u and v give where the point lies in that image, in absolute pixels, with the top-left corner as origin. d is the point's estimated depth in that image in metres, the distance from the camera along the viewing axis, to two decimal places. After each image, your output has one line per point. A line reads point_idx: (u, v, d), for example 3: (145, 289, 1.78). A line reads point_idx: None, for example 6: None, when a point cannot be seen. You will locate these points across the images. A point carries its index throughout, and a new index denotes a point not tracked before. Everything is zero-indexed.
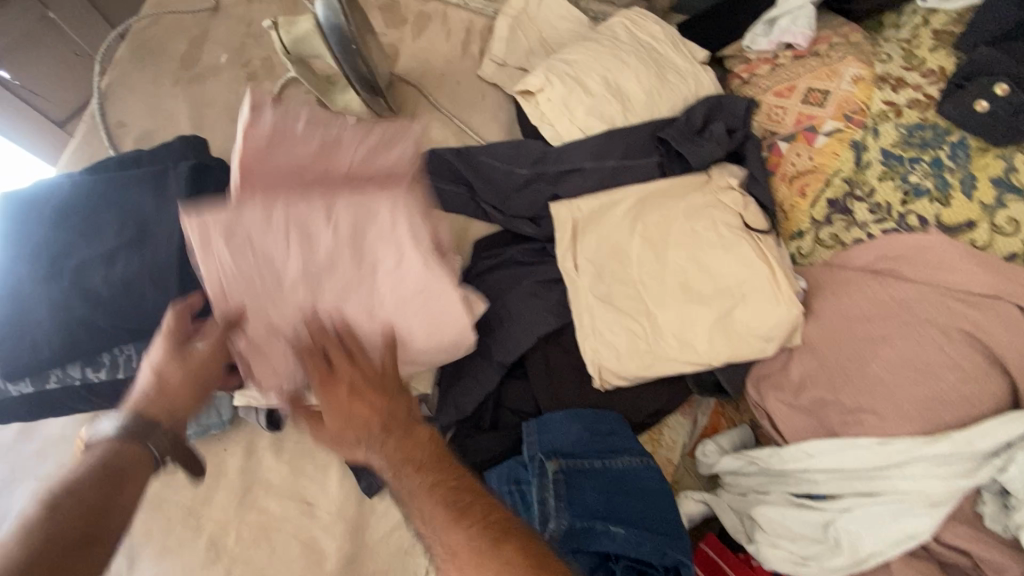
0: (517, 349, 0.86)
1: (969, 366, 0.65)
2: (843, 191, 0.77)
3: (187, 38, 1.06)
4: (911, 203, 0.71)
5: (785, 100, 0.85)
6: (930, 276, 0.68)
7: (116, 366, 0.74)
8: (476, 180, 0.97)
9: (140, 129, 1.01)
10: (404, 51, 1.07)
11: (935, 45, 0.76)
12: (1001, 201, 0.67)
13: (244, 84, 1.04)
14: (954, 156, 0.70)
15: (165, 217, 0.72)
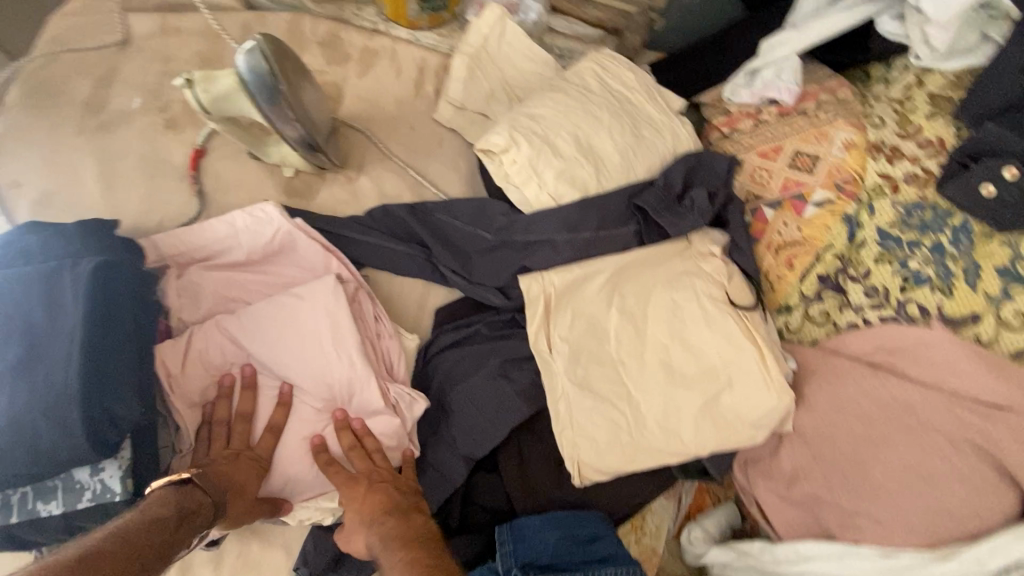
0: (488, 446, 0.78)
1: (980, 480, 0.60)
2: (835, 268, 0.71)
3: (91, 78, 0.91)
4: (911, 291, 0.65)
5: (771, 163, 0.78)
6: (931, 374, 0.63)
7: (7, 507, 0.61)
8: (436, 244, 0.87)
9: (36, 189, 0.86)
10: (349, 92, 0.95)
11: (932, 112, 0.70)
12: (1007, 293, 0.62)
13: (163, 134, 0.90)
14: (956, 241, 0.64)
15: (60, 330, 0.59)
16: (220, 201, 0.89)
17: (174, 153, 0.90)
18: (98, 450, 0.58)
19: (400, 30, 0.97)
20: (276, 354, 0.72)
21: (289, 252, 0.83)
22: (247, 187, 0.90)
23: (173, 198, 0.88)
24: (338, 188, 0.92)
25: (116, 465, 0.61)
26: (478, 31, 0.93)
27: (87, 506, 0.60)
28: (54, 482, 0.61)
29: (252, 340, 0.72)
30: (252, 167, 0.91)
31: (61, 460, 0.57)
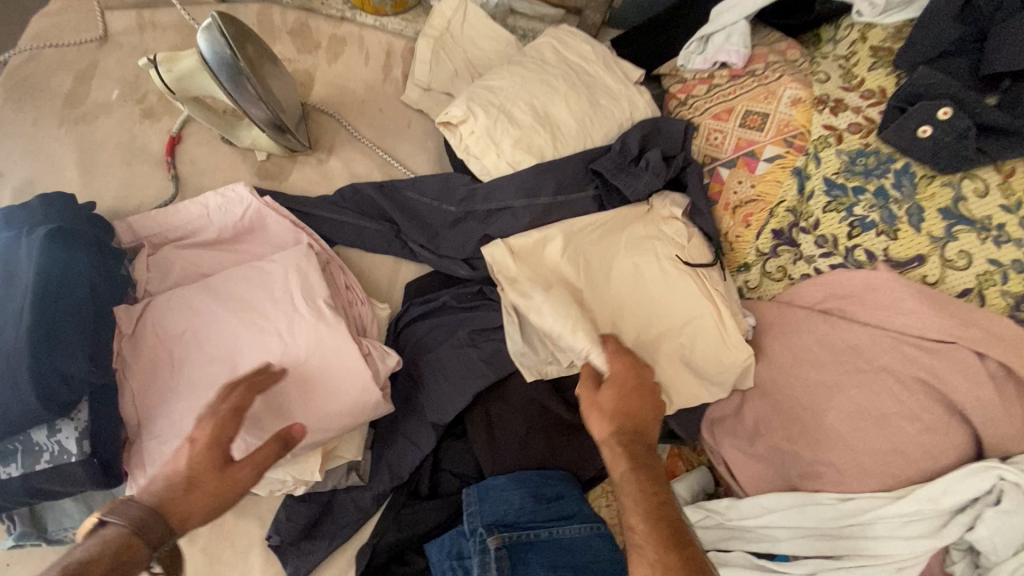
0: (453, 410, 0.78)
1: (930, 418, 0.60)
2: (787, 221, 0.72)
3: (72, 73, 0.95)
4: (859, 237, 0.66)
5: (723, 124, 0.79)
6: (879, 317, 0.63)
7: None
8: (401, 218, 0.89)
9: (19, 177, 0.90)
10: (319, 76, 0.98)
11: (874, 63, 0.71)
12: (951, 233, 0.62)
13: (140, 122, 0.94)
14: (899, 185, 0.65)
15: (16, 293, 0.62)
16: (194, 184, 0.92)
17: (151, 141, 0.93)
18: (50, 407, 0.60)
19: (366, 17, 1.00)
20: (242, 317, 0.74)
21: (259, 230, 0.86)
22: (221, 170, 0.92)
23: (150, 183, 0.91)
24: (309, 169, 0.94)
25: (71, 427, 0.62)
26: (441, 14, 0.96)
27: (45, 468, 0.61)
28: (13, 446, 0.62)
29: (219, 304, 0.75)
30: (224, 152, 0.93)
31: (15, 419, 0.59)
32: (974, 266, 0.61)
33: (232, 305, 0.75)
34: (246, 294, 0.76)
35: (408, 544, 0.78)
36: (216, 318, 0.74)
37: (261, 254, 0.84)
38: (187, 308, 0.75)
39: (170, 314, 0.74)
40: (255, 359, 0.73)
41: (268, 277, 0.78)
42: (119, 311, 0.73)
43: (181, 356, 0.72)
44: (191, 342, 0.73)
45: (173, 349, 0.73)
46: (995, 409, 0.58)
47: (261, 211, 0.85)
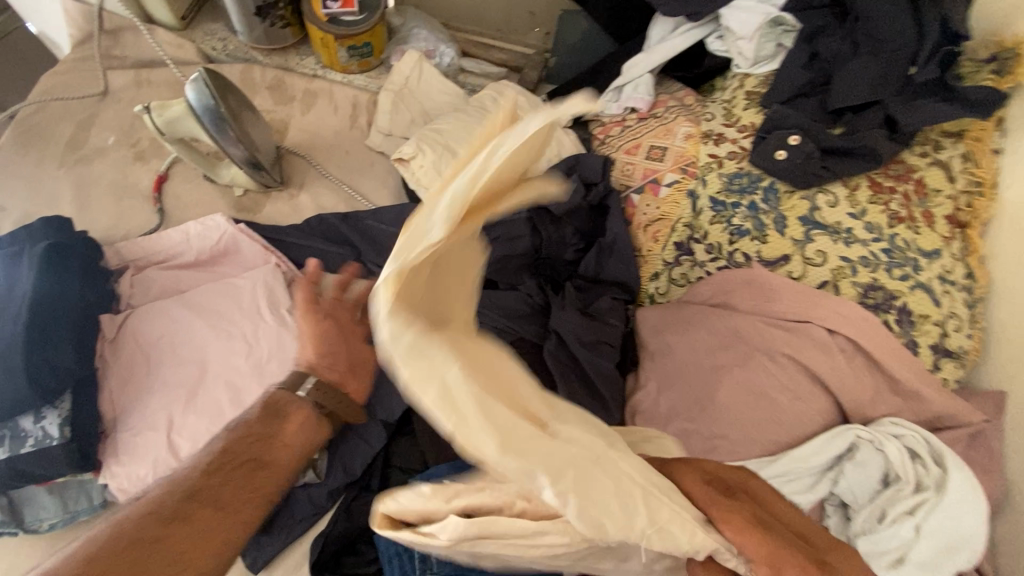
0: (399, 407, 0.87)
1: (798, 388, 0.71)
2: (686, 235, 0.86)
3: (74, 122, 1.08)
4: (737, 243, 0.79)
5: (634, 157, 0.94)
6: (754, 307, 0.75)
7: None
8: (362, 242, 1.01)
9: (20, 212, 1.01)
10: (293, 124, 1.12)
11: (747, 104, 0.86)
12: (808, 236, 0.75)
13: (132, 163, 1.06)
14: (766, 199, 0.78)
15: (14, 296, 0.71)
16: (178, 216, 1.03)
17: (140, 179, 1.05)
18: (39, 394, 0.69)
19: (335, 75, 1.14)
20: (212, 325, 0.84)
21: (232, 253, 0.97)
22: (202, 204, 1.04)
23: (138, 216, 1.03)
24: (282, 202, 1.07)
25: (55, 414, 0.71)
26: (400, 72, 1.11)
27: (29, 450, 0.69)
28: (3, 431, 0.70)
29: (192, 314, 0.84)
30: (205, 188, 1.06)
31: (8, 403, 0.68)
32: (828, 263, 0.74)
33: (203, 315, 0.85)
34: (215, 305, 0.86)
35: (358, 535, 0.84)
36: (187, 326, 0.84)
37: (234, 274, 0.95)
38: (162, 318, 0.84)
39: (147, 323, 0.83)
40: (223, 361, 0.82)
41: (236, 290, 0.87)
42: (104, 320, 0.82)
43: (154, 359, 0.81)
44: (164, 347, 0.82)
45: (149, 352, 0.82)
46: (844, 376, 0.70)
47: (235, 237, 0.96)
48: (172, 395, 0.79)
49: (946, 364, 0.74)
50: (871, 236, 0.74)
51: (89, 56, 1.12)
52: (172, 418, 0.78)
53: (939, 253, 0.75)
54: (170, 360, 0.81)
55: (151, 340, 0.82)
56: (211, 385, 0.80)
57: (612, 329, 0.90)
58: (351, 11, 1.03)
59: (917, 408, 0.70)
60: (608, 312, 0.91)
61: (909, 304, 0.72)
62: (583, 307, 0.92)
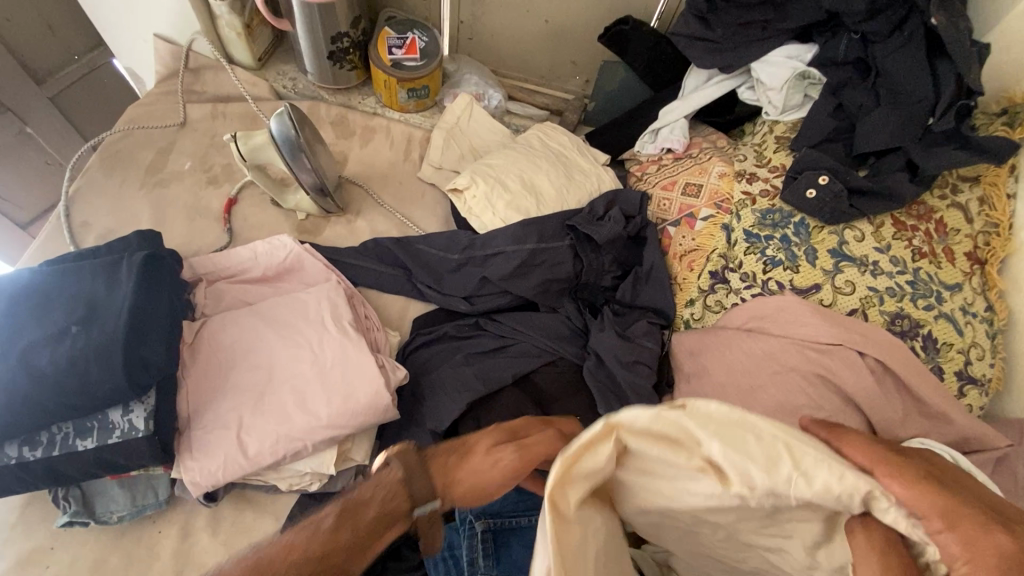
0: (447, 418, 0.91)
1: (830, 406, 0.75)
2: (721, 264, 0.91)
3: (154, 149, 1.18)
4: (770, 272, 0.85)
5: (670, 193, 1.01)
6: (788, 330, 0.80)
7: (53, 444, 0.75)
8: (414, 264, 1.08)
9: (102, 228, 1.10)
10: (352, 156, 1.22)
11: (778, 148, 0.95)
12: (838, 267, 0.82)
13: (206, 187, 1.16)
14: (798, 233, 0.85)
15: (114, 298, 0.79)
16: (245, 236, 1.12)
17: (212, 202, 1.15)
18: (134, 386, 0.75)
19: (393, 113, 1.25)
20: (280, 334, 0.91)
21: (296, 270, 1.05)
22: (268, 226, 1.13)
23: (209, 235, 1.11)
24: (340, 227, 1.15)
25: (142, 409, 0.77)
26: (453, 112, 1.21)
27: (117, 441, 0.75)
28: (93, 422, 0.76)
29: (262, 324, 0.92)
30: (271, 212, 1.15)
31: (104, 394, 0.74)
32: (857, 292, 0.80)
33: (273, 325, 0.92)
34: (284, 316, 0.93)
35: (404, 540, 0.88)
36: (258, 334, 0.91)
37: (297, 288, 1.03)
38: (235, 326, 0.91)
39: (222, 331, 0.91)
40: (290, 367, 0.88)
41: (302, 304, 0.95)
42: (186, 326, 0.90)
43: (227, 363, 0.88)
44: (236, 353, 0.89)
45: (224, 356, 0.88)
46: (875, 396, 0.74)
47: (299, 255, 1.04)
48: (243, 397, 0.85)
49: (971, 391, 0.78)
50: (895, 269, 0.81)
51: (172, 91, 1.23)
52: (241, 418, 0.84)
53: (960, 287, 0.80)
54: (241, 364, 0.88)
55: (225, 346, 0.89)
56: (278, 389, 0.86)
57: (648, 350, 0.95)
58: (413, 57, 1.15)
59: (945, 429, 0.74)
60: (645, 335, 0.97)
61: (934, 332, 0.78)
62: (621, 330, 0.98)
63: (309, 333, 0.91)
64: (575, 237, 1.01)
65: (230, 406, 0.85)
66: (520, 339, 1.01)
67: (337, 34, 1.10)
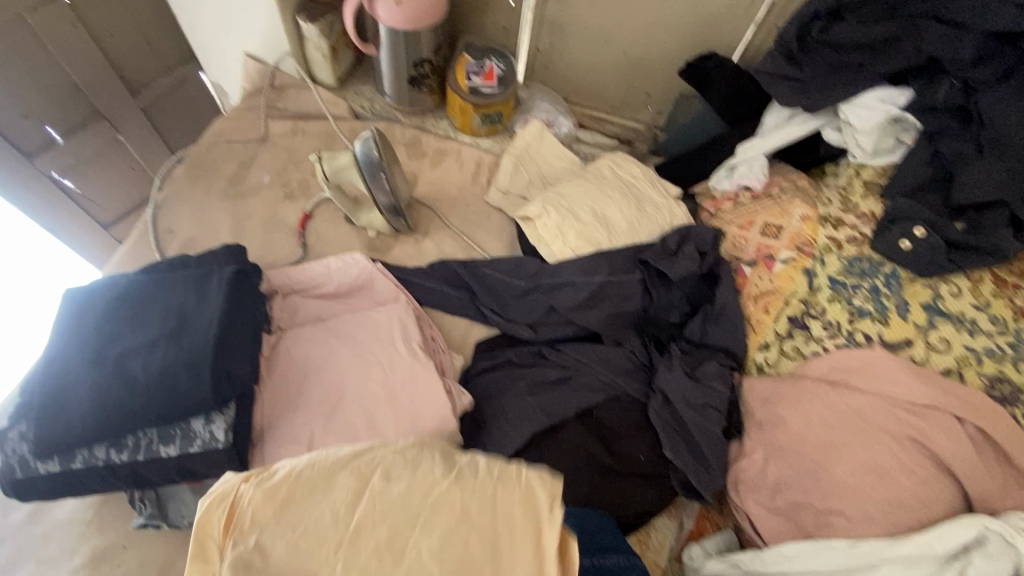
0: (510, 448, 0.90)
1: (923, 471, 0.72)
2: (800, 310, 0.89)
3: (236, 161, 1.23)
4: (857, 322, 0.83)
5: (746, 232, 0.99)
6: (878, 386, 0.77)
7: (137, 448, 0.78)
8: (480, 288, 1.08)
9: (184, 235, 1.15)
10: (423, 178, 1.24)
11: (866, 194, 0.92)
12: (932, 322, 0.79)
13: (283, 202, 1.20)
14: (888, 284, 0.83)
15: (205, 311, 0.81)
16: (318, 251, 1.15)
17: (288, 216, 1.18)
18: (218, 399, 0.77)
19: (465, 137, 1.27)
20: (353, 351, 0.93)
21: (367, 289, 1.07)
22: (340, 242, 1.16)
23: (284, 248, 1.15)
24: (407, 247, 1.17)
25: (223, 420, 0.79)
26: (523, 138, 1.22)
27: (197, 451, 0.77)
28: (174, 430, 0.79)
29: (337, 340, 0.94)
30: (343, 229, 1.18)
31: (190, 404, 0.76)
32: (952, 351, 0.77)
33: (346, 341, 0.94)
34: (356, 334, 0.95)
35: None
36: (331, 350, 0.93)
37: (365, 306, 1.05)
38: (310, 340, 0.94)
39: (296, 345, 0.93)
40: (361, 385, 0.90)
41: (374, 323, 0.96)
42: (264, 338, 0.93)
43: (302, 377, 0.90)
44: (310, 368, 0.91)
45: (298, 371, 0.91)
46: (973, 465, 0.71)
47: (371, 274, 1.07)
48: (315, 411, 0.87)
49: None
50: (995, 329, 0.77)
51: (255, 106, 1.27)
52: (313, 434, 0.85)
53: None
54: (314, 379, 0.90)
55: (299, 360, 0.92)
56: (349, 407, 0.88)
57: (717, 392, 0.93)
58: (490, 84, 1.16)
59: None
60: (714, 377, 0.94)
61: None
62: (689, 371, 0.95)
63: (380, 353, 0.93)
64: (646, 272, 1.00)
65: (302, 420, 0.86)
66: (582, 372, 0.99)
67: (418, 60, 1.13)
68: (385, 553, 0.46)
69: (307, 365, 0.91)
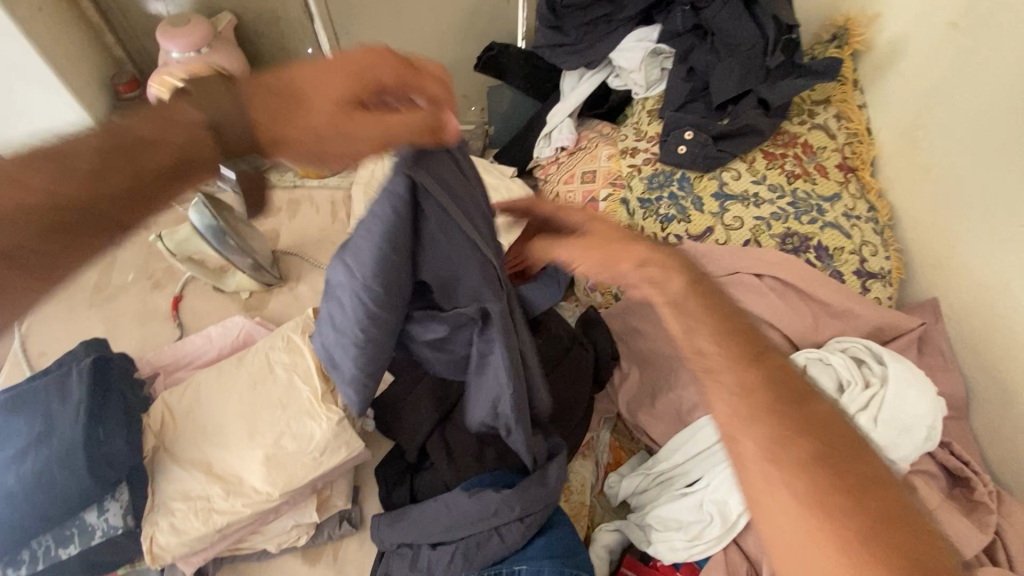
0: (417, 439, 0.95)
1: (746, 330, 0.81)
2: (627, 235, 0.97)
3: (97, 270, 1.24)
4: (668, 228, 0.92)
5: (572, 185, 1.06)
6: (693, 274, 0.87)
7: (35, 559, 0.78)
8: None
9: (59, 353, 1.15)
10: (284, 231, 1.29)
11: (650, 119, 1.03)
12: (723, 207, 0.90)
13: (151, 292, 1.22)
14: (682, 187, 0.93)
15: (69, 405, 0.82)
16: (196, 327, 1.17)
17: (160, 303, 1.21)
18: (101, 483, 0.78)
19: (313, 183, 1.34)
20: (223, 407, 0.90)
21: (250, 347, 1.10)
22: (217, 313, 1.19)
23: (162, 335, 1.17)
24: (284, 296, 1.21)
25: (117, 505, 0.81)
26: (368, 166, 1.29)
27: (99, 541, 0.79)
28: (70, 530, 0.79)
29: (201, 404, 0.91)
30: (217, 299, 1.20)
31: (73, 496, 0.77)
32: (744, 225, 0.88)
33: (212, 400, 0.92)
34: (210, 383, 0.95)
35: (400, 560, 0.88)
36: (201, 417, 0.91)
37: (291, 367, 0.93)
38: (179, 411, 0.91)
39: (171, 420, 0.91)
40: (237, 435, 0.87)
41: (239, 366, 0.95)
42: (149, 408, 0.91)
43: (178, 449, 0.88)
44: (186, 440, 0.89)
45: (176, 437, 0.89)
46: (782, 311, 0.81)
47: (251, 332, 1.10)
48: (201, 475, 0.85)
49: (874, 285, 0.85)
50: (775, 195, 0.89)
51: None
52: (205, 495, 0.83)
53: (839, 196, 0.89)
54: (195, 446, 0.88)
55: (175, 422, 0.91)
56: (229, 456, 0.86)
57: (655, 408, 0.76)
58: None
59: (856, 324, 0.80)
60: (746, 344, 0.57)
61: (823, 241, 0.85)
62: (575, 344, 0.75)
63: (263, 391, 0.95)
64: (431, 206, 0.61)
65: (190, 485, 0.84)
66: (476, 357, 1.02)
67: None
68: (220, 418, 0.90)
69: (182, 430, 0.90)
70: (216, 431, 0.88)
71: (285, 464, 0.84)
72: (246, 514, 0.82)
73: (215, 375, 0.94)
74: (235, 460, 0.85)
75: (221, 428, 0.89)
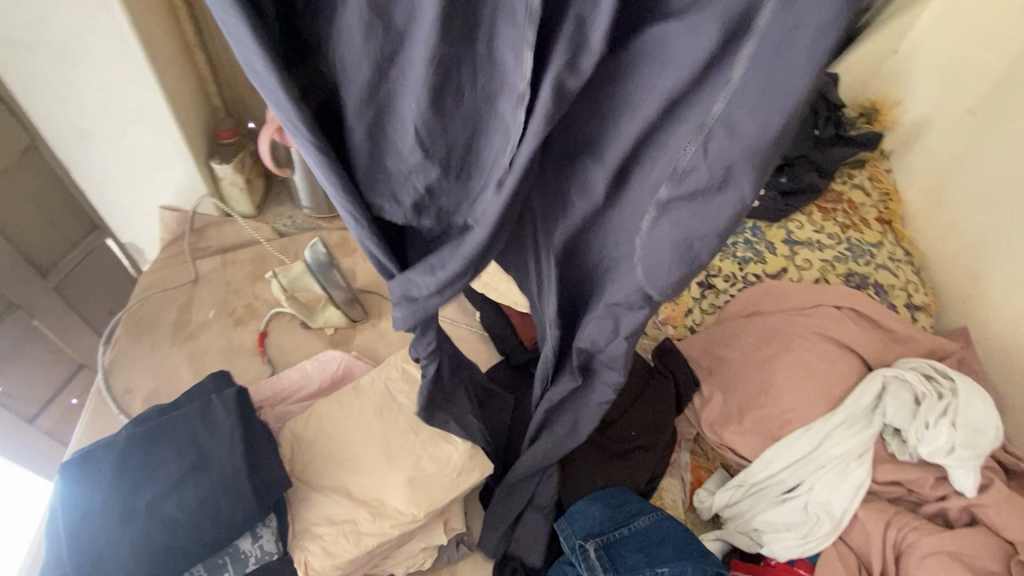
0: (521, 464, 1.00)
1: (827, 352, 0.97)
2: (706, 273, 1.12)
3: (176, 307, 1.26)
4: (746, 268, 1.10)
5: None
6: (779, 305, 1.04)
7: None
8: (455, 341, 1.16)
9: (144, 391, 1.14)
10: (361, 270, 1.35)
11: None
12: (792, 251, 1.09)
13: (236, 329, 1.24)
14: (754, 232, 1.12)
15: (220, 434, 0.84)
16: (286, 362, 1.21)
17: (245, 339, 1.23)
18: (261, 508, 0.80)
19: None
20: (351, 435, 0.94)
21: (347, 379, 1.15)
22: (305, 349, 1.23)
23: (250, 370, 1.19)
24: (368, 331, 1.26)
25: (269, 531, 0.83)
26: None
27: (254, 567, 0.80)
28: (223, 558, 0.81)
29: (326, 432, 0.95)
30: (303, 335, 1.25)
31: (236, 523, 0.78)
32: (812, 266, 1.07)
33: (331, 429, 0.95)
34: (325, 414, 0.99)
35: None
36: (328, 445, 0.94)
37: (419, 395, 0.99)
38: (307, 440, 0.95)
39: (300, 449, 0.94)
40: (372, 460, 0.91)
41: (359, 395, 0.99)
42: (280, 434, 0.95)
43: (313, 477, 0.91)
44: (319, 467, 0.92)
45: (309, 465, 0.92)
46: (856, 336, 0.97)
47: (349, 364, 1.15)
48: (342, 499, 0.88)
49: (920, 315, 1.03)
50: (833, 241, 1.08)
51: (178, 254, 1.31)
52: (352, 519, 0.87)
53: (881, 244, 1.09)
54: (330, 472, 0.91)
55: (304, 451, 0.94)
56: (368, 480, 0.90)
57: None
58: None
59: (914, 347, 0.98)
60: None
61: (878, 279, 1.04)
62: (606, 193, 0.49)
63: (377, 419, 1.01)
64: None
65: (334, 510, 0.87)
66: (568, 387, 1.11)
67: None
68: (350, 445, 0.94)
69: (314, 457, 0.93)
70: (350, 458, 0.92)
71: (426, 486, 0.89)
72: (393, 534, 0.86)
73: (333, 404, 0.98)
74: (374, 484, 0.90)
75: (354, 454, 0.92)
